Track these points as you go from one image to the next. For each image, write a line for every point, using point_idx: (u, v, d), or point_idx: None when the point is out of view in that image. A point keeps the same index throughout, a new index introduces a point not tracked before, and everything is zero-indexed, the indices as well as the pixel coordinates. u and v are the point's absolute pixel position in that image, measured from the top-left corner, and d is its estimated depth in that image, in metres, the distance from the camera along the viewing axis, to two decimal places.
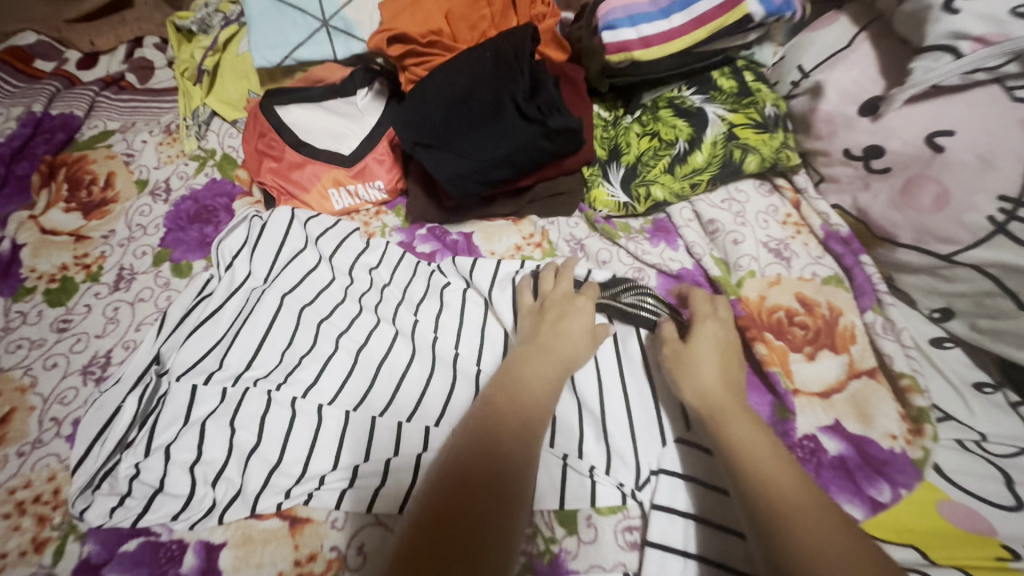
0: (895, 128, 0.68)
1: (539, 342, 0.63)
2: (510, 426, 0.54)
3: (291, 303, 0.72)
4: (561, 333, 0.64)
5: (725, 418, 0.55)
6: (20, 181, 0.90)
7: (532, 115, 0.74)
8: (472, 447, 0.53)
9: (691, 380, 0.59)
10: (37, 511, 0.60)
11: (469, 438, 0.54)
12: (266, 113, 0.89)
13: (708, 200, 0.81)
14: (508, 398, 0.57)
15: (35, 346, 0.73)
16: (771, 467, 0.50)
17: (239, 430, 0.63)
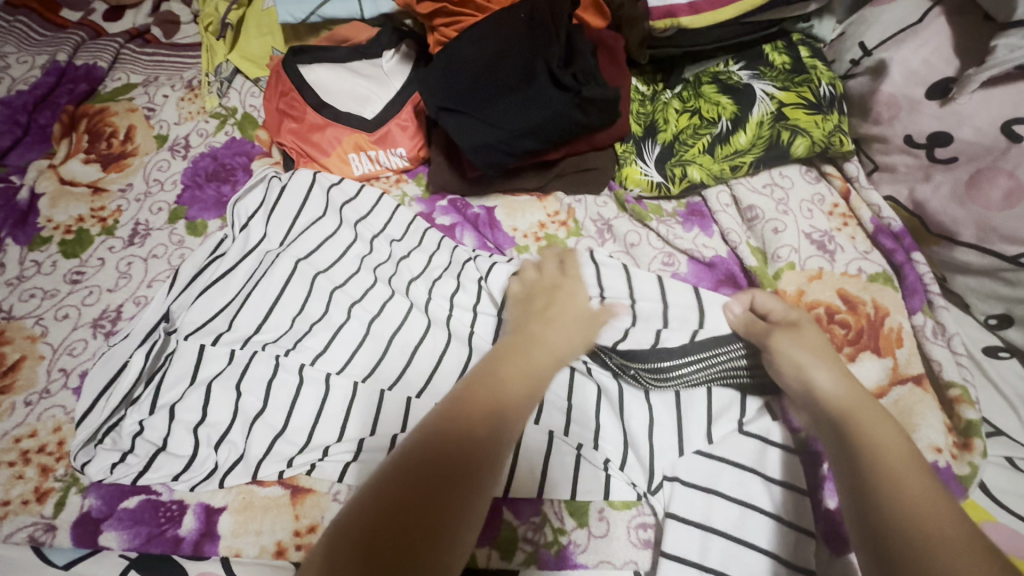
0: (967, 114, 0.62)
1: (526, 336, 0.56)
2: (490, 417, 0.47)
3: (304, 269, 0.69)
4: (552, 331, 0.56)
5: (860, 423, 0.48)
6: (42, 130, 0.89)
7: (567, 83, 0.69)
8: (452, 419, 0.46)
9: (818, 384, 0.52)
10: (41, 462, 0.59)
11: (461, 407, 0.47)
12: (289, 72, 0.86)
13: (748, 184, 0.76)
14: (491, 386, 0.49)
15: (47, 296, 0.72)
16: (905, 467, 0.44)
17: (245, 394, 0.61)
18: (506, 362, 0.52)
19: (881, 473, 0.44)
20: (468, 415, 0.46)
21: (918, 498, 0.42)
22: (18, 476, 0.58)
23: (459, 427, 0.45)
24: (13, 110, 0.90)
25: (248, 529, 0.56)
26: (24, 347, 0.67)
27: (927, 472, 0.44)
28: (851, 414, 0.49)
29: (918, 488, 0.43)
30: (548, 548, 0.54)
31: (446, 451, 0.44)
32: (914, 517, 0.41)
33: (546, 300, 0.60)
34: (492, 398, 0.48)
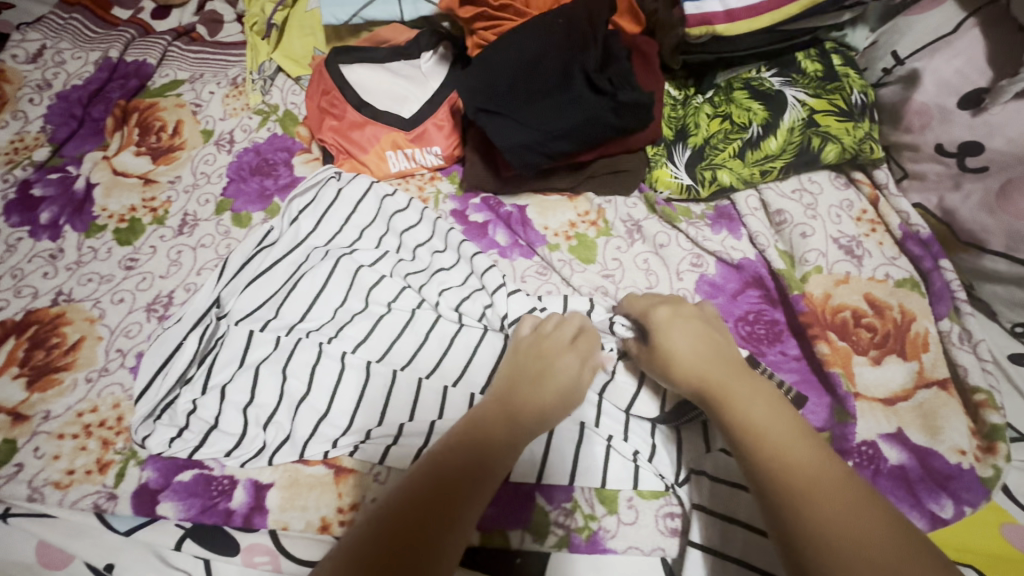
0: (999, 124, 0.63)
1: (516, 378, 0.58)
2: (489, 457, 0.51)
3: (346, 263, 0.72)
4: (547, 372, 0.58)
5: (729, 392, 0.52)
6: (96, 123, 0.94)
7: (603, 87, 0.72)
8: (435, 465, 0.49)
9: (689, 373, 0.55)
10: (102, 435, 0.63)
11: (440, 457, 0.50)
12: (331, 71, 0.90)
13: (778, 188, 0.78)
14: (486, 429, 0.53)
15: (104, 281, 0.76)
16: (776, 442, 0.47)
17: (290, 378, 0.65)
18: (502, 404, 0.56)
19: (754, 436, 0.47)
20: (462, 451, 0.51)
21: (795, 453, 0.45)
22: (80, 447, 0.62)
23: (447, 463, 0.49)
24: (70, 103, 0.95)
25: (294, 505, 0.59)
26: (83, 328, 0.71)
27: (799, 446, 0.47)
28: (719, 386, 0.52)
29: (788, 442, 0.46)
30: (578, 533, 0.57)
31: (442, 482, 0.48)
32: (790, 473, 0.44)
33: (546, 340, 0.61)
34: (490, 438, 0.52)
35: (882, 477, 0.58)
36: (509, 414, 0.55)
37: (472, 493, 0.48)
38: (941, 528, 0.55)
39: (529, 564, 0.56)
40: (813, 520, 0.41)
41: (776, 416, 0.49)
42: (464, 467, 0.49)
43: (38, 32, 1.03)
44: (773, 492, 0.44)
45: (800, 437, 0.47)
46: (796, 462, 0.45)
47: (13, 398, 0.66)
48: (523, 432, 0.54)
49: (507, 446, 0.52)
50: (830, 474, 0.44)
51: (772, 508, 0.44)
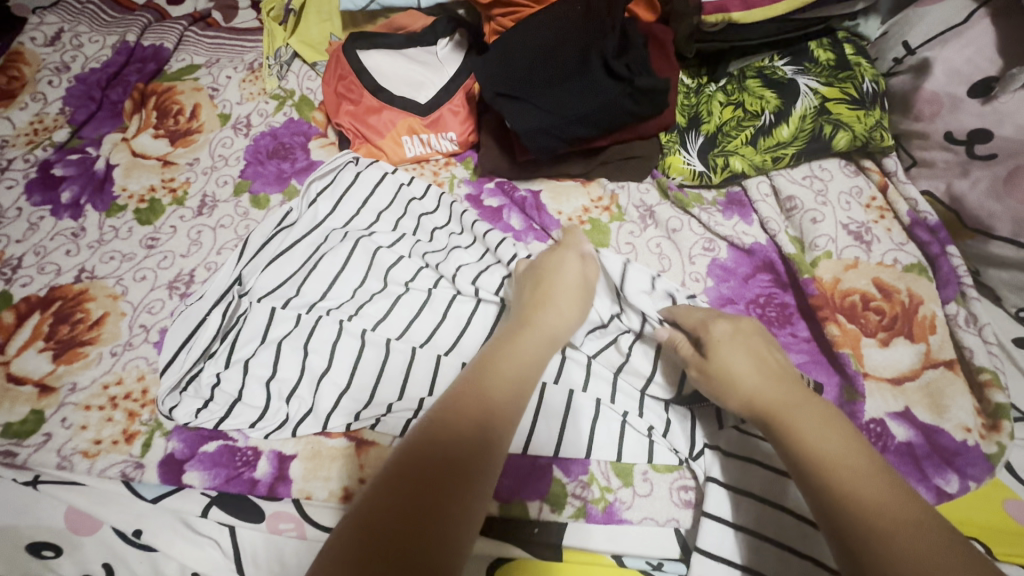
0: (1008, 112, 0.65)
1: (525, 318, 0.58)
2: (492, 405, 0.48)
3: (365, 244, 0.74)
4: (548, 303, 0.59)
5: (793, 418, 0.50)
6: (114, 106, 0.95)
7: (620, 73, 0.73)
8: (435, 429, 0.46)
9: (745, 395, 0.53)
10: (128, 407, 0.65)
11: (436, 426, 0.46)
12: (348, 56, 0.91)
13: (788, 175, 0.79)
14: (486, 376, 0.50)
15: (126, 259, 0.77)
16: (848, 471, 0.45)
17: (312, 353, 0.66)
18: (502, 347, 0.54)
19: (824, 469, 0.45)
20: (463, 401, 0.48)
21: (870, 489, 0.43)
22: (107, 419, 0.64)
23: (449, 421, 0.46)
24: (88, 86, 0.96)
25: (317, 475, 0.60)
26: (106, 304, 0.73)
27: (873, 472, 0.45)
28: (782, 414, 0.50)
29: (863, 478, 0.44)
30: (595, 504, 0.59)
31: (444, 442, 0.45)
32: (868, 513, 0.42)
33: (543, 272, 0.62)
34: (490, 386, 0.50)
35: (889, 454, 0.59)
36: (510, 358, 0.53)
37: (479, 450, 0.45)
38: (946, 501, 0.57)
39: (547, 533, 0.57)
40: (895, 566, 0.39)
41: (847, 445, 0.47)
42: (466, 420, 0.46)
43: (56, 16, 1.04)
44: (848, 533, 0.42)
45: (875, 472, 0.45)
46: (871, 502, 0.43)
47: (40, 370, 0.68)
48: (530, 372, 0.53)
49: (515, 391, 0.50)
50: (909, 516, 0.42)
51: (847, 550, 0.42)
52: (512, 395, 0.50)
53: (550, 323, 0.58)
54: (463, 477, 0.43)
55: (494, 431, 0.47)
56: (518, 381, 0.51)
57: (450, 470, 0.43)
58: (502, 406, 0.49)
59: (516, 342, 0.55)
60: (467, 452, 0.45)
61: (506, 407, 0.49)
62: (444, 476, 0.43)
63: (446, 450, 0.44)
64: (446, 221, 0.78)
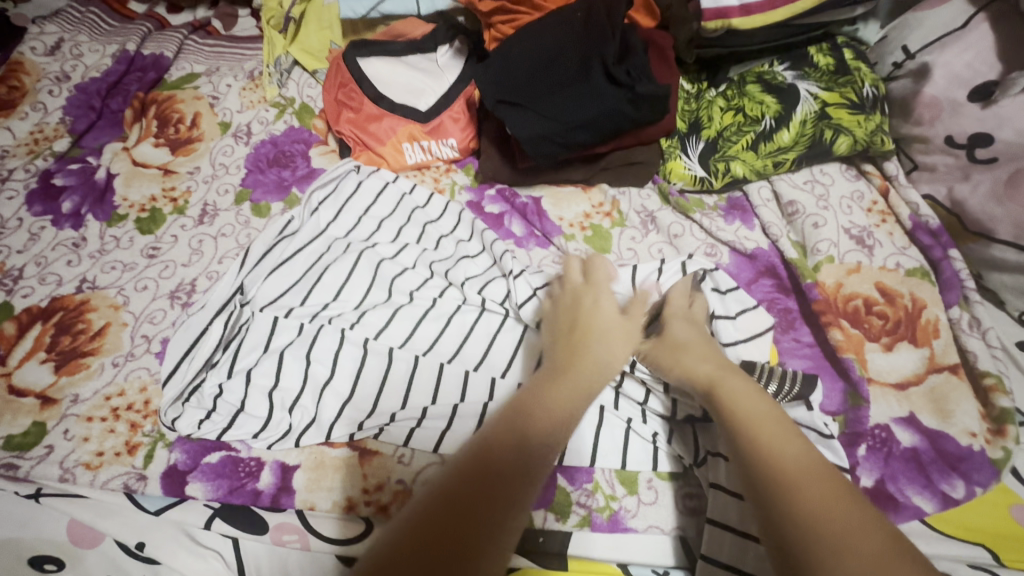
0: (1008, 116, 0.65)
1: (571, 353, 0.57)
2: (530, 432, 0.48)
3: (368, 255, 0.74)
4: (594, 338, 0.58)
5: (725, 384, 0.51)
6: (114, 115, 0.95)
7: (620, 79, 0.73)
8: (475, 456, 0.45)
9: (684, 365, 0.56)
10: (130, 418, 0.64)
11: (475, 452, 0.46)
12: (348, 64, 0.91)
13: (790, 179, 0.79)
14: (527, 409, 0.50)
15: (127, 269, 0.77)
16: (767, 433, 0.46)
17: (314, 363, 0.66)
18: (546, 383, 0.53)
19: (746, 426, 0.47)
20: (502, 431, 0.47)
21: (783, 444, 0.45)
22: (109, 430, 0.64)
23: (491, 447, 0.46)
24: (88, 95, 0.96)
25: (321, 486, 0.60)
26: (108, 314, 0.73)
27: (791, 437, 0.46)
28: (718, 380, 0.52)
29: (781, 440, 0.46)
30: (599, 513, 0.58)
31: (476, 467, 0.44)
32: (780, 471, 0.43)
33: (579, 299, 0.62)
34: (532, 417, 0.49)
35: (894, 460, 0.59)
36: (555, 389, 0.53)
37: (524, 481, 0.44)
38: (953, 507, 0.56)
39: (551, 543, 0.56)
40: (795, 516, 0.40)
41: (771, 412, 0.48)
42: (506, 453, 0.45)
43: (56, 25, 1.04)
44: (759, 481, 0.44)
45: (792, 432, 0.47)
46: (784, 455, 0.44)
47: (42, 381, 0.68)
48: (577, 405, 0.52)
49: (558, 422, 0.50)
50: (824, 475, 0.43)
51: (757, 496, 0.43)
52: (554, 427, 0.49)
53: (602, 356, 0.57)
54: (500, 507, 0.42)
55: (536, 463, 0.46)
56: (564, 413, 0.51)
57: (483, 497, 0.42)
58: (544, 438, 0.48)
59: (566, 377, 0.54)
60: (497, 479, 0.43)
61: (543, 435, 0.48)
62: (477, 504, 0.41)
63: (484, 480, 0.43)
64: (450, 228, 0.78)
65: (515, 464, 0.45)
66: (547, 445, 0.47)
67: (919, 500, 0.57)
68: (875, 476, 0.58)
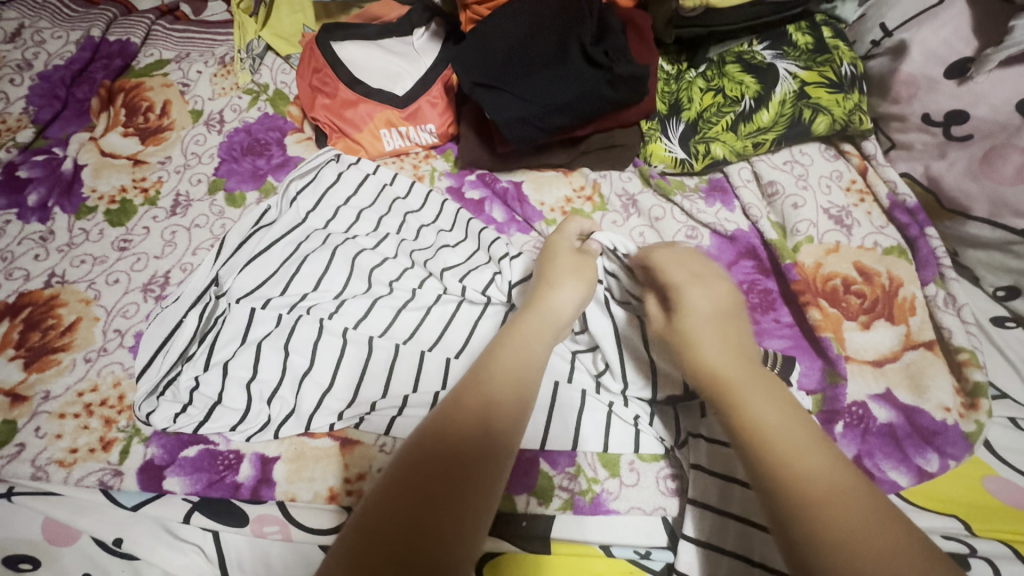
0: (984, 93, 0.65)
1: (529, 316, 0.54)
2: (491, 422, 0.45)
3: (347, 247, 0.73)
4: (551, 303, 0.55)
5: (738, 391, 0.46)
6: (80, 104, 0.92)
7: (599, 60, 0.72)
8: (435, 443, 0.43)
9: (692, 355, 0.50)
10: (104, 414, 0.63)
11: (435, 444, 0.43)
12: (322, 48, 0.89)
13: (770, 160, 0.79)
14: (482, 382, 0.47)
15: (97, 262, 0.75)
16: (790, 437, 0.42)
17: (293, 354, 0.65)
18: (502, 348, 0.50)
19: (753, 434, 0.43)
20: (447, 433, 0.43)
21: (792, 448, 0.42)
22: (83, 426, 0.62)
23: (450, 432, 0.43)
24: (52, 84, 0.93)
25: (301, 476, 0.60)
26: (79, 309, 0.71)
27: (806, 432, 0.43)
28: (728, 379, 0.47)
29: (795, 445, 0.42)
30: (582, 496, 0.59)
31: (430, 471, 0.41)
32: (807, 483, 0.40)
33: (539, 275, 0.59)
34: (465, 401, 0.46)
35: (871, 436, 0.60)
36: (505, 365, 0.49)
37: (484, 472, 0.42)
38: (927, 480, 0.57)
39: (535, 527, 0.57)
40: (818, 534, 0.37)
41: (777, 407, 0.45)
42: (455, 450, 0.42)
43: (16, 11, 1.00)
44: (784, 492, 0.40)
45: (803, 432, 0.43)
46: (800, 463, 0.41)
47: (11, 378, 0.66)
48: (527, 374, 0.49)
49: (523, 394, 0.47)
50: (845, 476, 0.40)
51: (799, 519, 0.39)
52: (517, 405, 0.46)
53: (556, 311, 0.55)
54: (464, 503, 0.40)
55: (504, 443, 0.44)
56: (526, 381, 0.48)
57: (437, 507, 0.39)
58: (505, 424, 0.45)
59: (514, 340, 0.51)
60: (464, 474, 0.41)
61: (510, 419, 0.45)
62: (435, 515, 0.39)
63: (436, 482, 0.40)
64: (433, 217, 0.77)
65: (476, 456, 0.42)
66: (510, 428, 0.45)
67: (895, 475, 0.57)
68: (853, 452, 0.59)
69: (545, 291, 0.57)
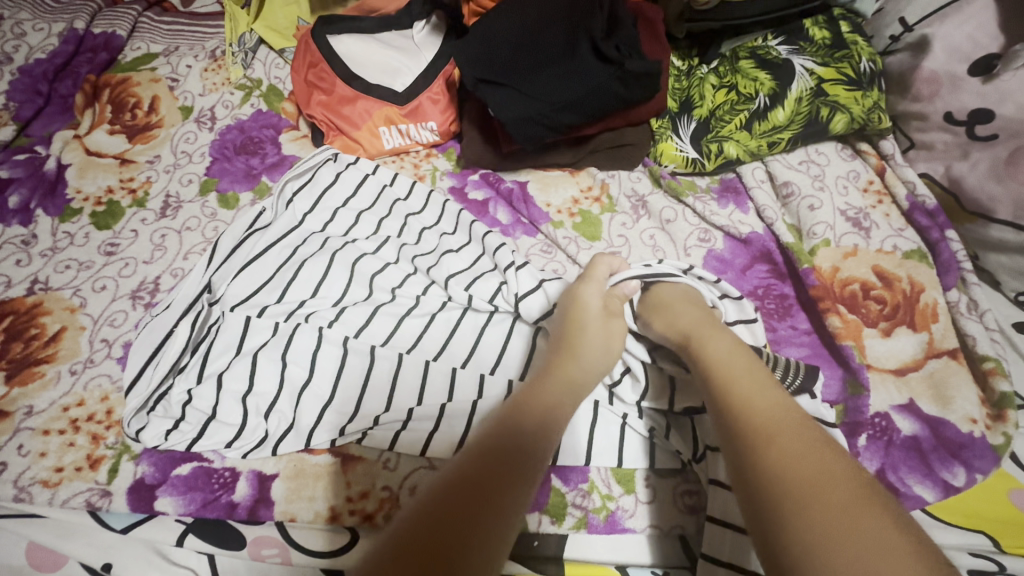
0: (1011, 91, 0.63)
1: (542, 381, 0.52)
2: (501, 454, 0.44)
3: (346, 252, 0.69)
4: (574, 373, 0.53)
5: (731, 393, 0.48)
6: (64, 100, 0.87)
7: (610, 55, 0.69)
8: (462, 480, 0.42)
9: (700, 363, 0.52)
10: (91, 430, 0.60)
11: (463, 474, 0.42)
12: (318, 42, 0.85)
13: (784, 160, 0.76)
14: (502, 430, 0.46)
15: (83, 268, 0.72)
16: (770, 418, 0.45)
17: (291, 364, 0.62)
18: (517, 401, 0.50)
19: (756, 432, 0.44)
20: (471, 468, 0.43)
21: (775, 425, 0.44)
22: (69, 443, 0.59)
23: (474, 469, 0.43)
24: (33, 78, 0.88)
25: (300, 496, 0.57)
26: (64, 318, 0.67)
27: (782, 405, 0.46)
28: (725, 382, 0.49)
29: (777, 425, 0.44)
30: (596, 514, 0.56)
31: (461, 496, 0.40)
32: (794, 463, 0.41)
33: (562, 339, 0.56)
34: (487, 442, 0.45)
35: (895, 449, 0.57)
36: (525, 408, 0.49)
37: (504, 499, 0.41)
38: (953, 495, 0.55)
39: (547, 546, 0.55)
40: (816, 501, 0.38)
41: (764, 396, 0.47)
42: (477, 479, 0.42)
43: None
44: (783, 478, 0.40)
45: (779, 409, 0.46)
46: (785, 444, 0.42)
47: None
48: (548, 421, 0.48)
49: (554, 406, 0.50)
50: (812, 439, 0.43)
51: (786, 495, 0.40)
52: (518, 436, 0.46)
53: (575, 375, 0.53)
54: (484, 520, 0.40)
55: (534, 450, 0.46)
56: (561, 398, 0.51)
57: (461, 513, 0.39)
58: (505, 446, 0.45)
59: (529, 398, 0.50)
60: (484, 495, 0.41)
61: (511, 422, 0.47)
62: (469, 520, 0.39)
63: (455, 496, 0.40)
64: (435, 220, 0.74)
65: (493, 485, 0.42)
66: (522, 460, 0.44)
67: (921, 490, 0.55)
68: (876, 466, 0.57)
69: (567, 360, 0.54)
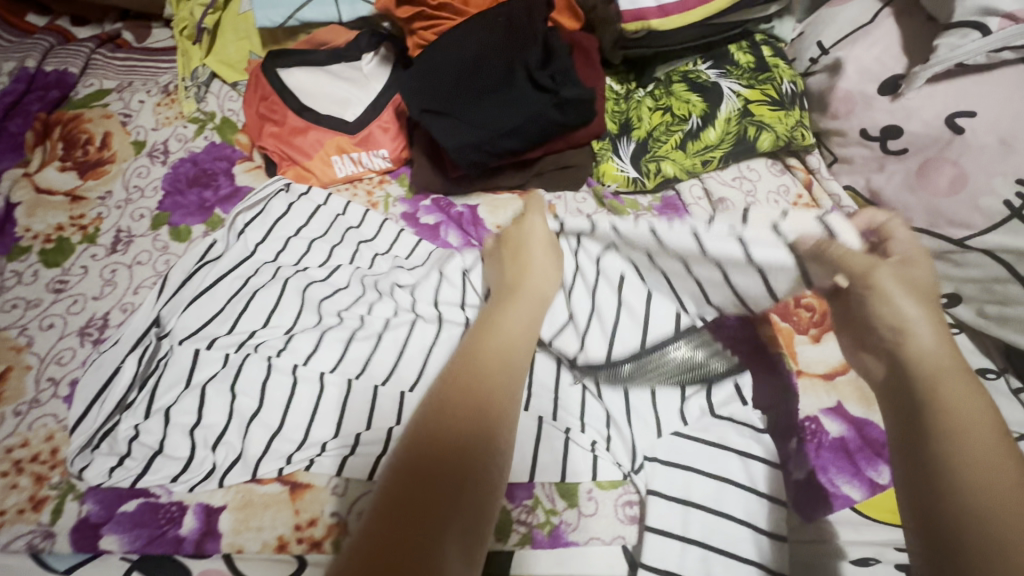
0: (916, 108, 0.67)
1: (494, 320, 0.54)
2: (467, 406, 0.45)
3: (296, 280, 0.71)
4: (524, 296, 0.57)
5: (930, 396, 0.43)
6: (13, 138, 0.88)
7: (544, 84, 0.73)
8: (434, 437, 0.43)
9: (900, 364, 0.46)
10: (35, 471, 0.60)
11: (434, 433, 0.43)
12: (268, 76, 0.87)
13: (719, 176, 0.80)
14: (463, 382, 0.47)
15: (31, 306, 0.72)
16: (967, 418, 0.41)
17: (239, 395, 0.62)
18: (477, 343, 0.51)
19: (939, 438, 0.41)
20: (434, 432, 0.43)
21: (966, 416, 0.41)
22: (12, 486, 0.59)
23: (446, 426, 0.44)
24: None
25: (249, 526, 0.57)
26: (9, 358, 0.67)
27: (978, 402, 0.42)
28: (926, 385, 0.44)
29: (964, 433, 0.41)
30: (540, 528, 0.58)
31: (431, 457, 0.42)
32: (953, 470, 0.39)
33: (510, 274, 0.60)
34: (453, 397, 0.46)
35: (824, 451, 0.60)
36: (486, 348, 0.50)
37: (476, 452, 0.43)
38: (879, 493, 0.58)
39: (493, 564, 0.56)
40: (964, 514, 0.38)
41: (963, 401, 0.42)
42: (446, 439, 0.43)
43: None
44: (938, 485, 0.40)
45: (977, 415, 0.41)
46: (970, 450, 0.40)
47: None
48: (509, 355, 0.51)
49: (511, 344, 0.52)
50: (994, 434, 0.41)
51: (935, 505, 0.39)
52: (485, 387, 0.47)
53: (531, 290, 0.57)
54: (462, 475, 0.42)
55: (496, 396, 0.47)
56: (521, 327, 0.54)
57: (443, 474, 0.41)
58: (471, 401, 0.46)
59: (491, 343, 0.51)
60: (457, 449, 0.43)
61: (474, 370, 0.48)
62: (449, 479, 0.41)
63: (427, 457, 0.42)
64: (388, 246, 0.76)
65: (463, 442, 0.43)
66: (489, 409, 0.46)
67: (848, 489, 0.58)
68: (807, 469, 0.59)
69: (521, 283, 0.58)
